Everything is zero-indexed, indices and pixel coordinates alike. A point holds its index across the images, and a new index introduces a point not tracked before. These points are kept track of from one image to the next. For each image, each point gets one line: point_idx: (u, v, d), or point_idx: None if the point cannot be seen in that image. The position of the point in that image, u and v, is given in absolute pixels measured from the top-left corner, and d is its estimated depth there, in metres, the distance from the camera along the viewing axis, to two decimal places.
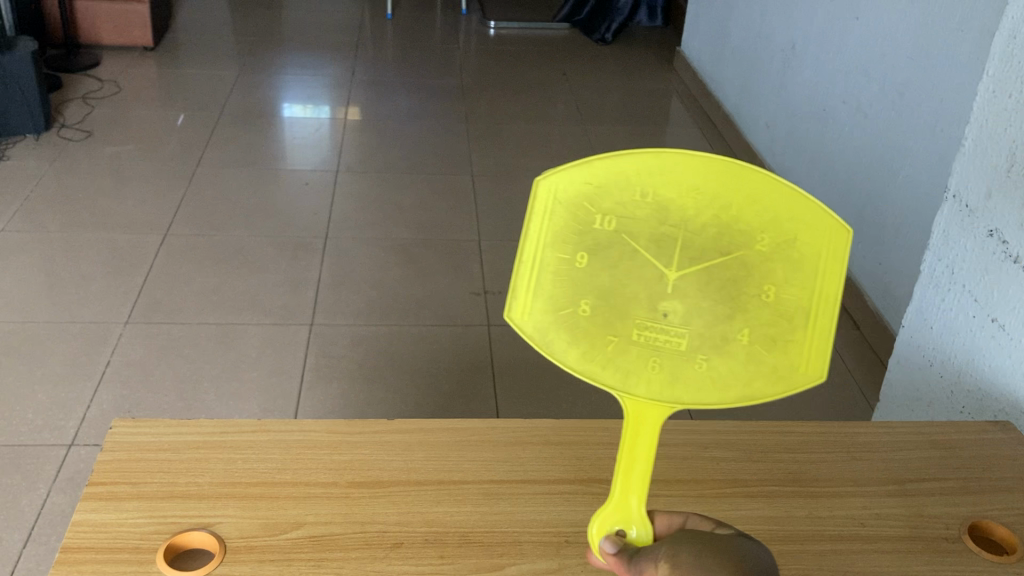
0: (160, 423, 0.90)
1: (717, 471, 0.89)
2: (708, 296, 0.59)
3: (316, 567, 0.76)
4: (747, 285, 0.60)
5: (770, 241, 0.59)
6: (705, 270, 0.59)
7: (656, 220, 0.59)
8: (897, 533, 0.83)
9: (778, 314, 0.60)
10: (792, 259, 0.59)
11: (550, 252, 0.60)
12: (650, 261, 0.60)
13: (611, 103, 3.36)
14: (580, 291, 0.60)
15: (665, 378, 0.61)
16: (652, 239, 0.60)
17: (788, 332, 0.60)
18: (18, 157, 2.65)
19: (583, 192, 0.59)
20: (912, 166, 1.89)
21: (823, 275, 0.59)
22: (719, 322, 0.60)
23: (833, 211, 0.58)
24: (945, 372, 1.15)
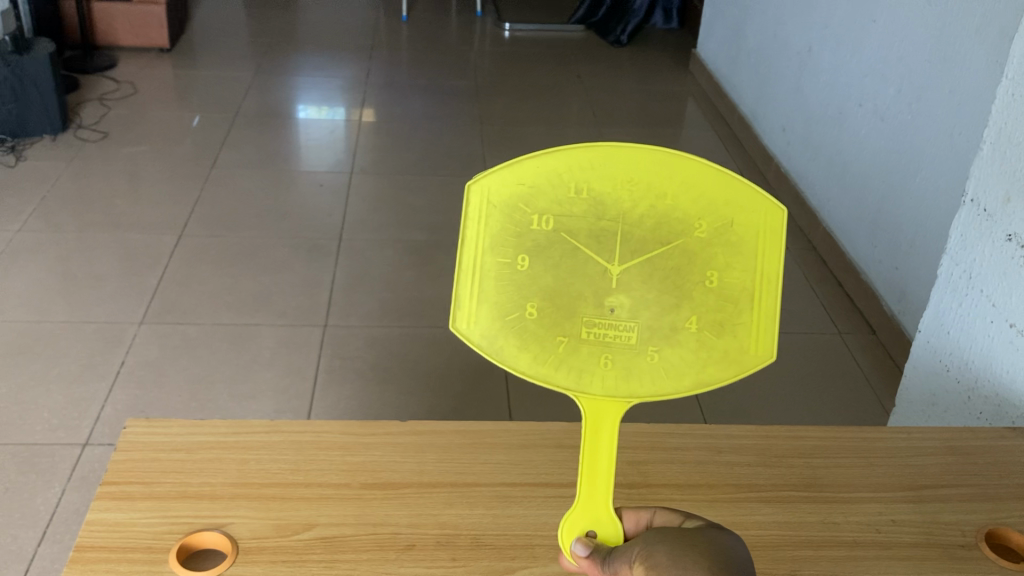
0: (174, 424, 0.91)
1: (731, 475, 0.88)
2: (653, 288, 0.65)
3: (328, 568, 0.76)
4: (690, 273, 0.65)
5: (707, 227, 0.65)
6: (647, 261, 0.65)
7: (594, 216, 0.65)
8: (914, 540, 0.82)
9: (722, 298, 0.65)
10: (730, 243, 0.65)
11: (490, 257, 0.65)
12: (592, 258, 0.65)
13: (626, 106, 3.36)
14: (526, 294, 0.66)
15: (620, 372, 0.66)
16: (591, 235, 0.65)
17: (734, 316, 0.66)
18: (35, 157, 2.67)
19: (517, 195, 0.65)
20: (929, 169, 1.88)
21: (762, 254, 0.65)
22: (666, 312, 0.65)
23: (762, 191, 0.65)
24: (963, 377, 1.14)
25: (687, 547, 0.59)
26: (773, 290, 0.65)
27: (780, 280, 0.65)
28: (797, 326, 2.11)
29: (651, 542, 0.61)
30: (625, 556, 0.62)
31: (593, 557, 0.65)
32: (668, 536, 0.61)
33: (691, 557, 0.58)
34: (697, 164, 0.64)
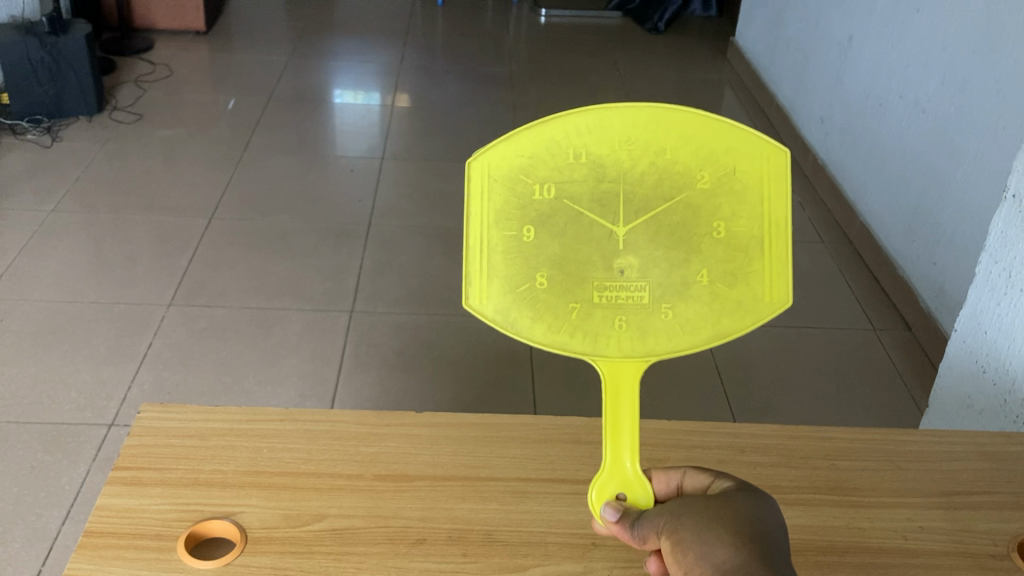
0: (188, 409, 0.90)
1: (754, 475, 0.86)
2: (661, 246, 0.63)
3: (336, 561, 0.75)
4: (696, 226, 0.63)
5: (710, 176, 0.63)
6: (653, 219, 0.63)
7: (597, 180, 0.63)
8: (942, 548, 0.79)
9: (732, 248, 0.63)
10: (734, 192, 0.63)
11: (497, 230, 0.63)
12: (597, 221, 0.63)
13: (662, 94, 3.31)
14: (534, 263, 0.63)
15: (635, 334, 0.63)
16: (594, 199, 0.63)
17: (745, 264, 0.63)
18: (70, 138, 2.69)
19: (517, 166, 0.63)
20: (970, 164, 1.82)
21: (768, 198, 0.63)
22: (677, 268, 0.63)
23: (761, 136, 0.63)
24: (999, 380, 1.10)
25: (713, 521, 0.58)
26: (782, 233, 0.63)
27: (789, 222, 0.63)
28: (830, 321, 2.07)
29: (677, 513, 0.60)
30: (652, 522, 0.61)
31: (623, 521, 0.63)
32: (695, 505, 0.60)
33: (717, 532, 0.57)
34: (691, 115, 0.62)
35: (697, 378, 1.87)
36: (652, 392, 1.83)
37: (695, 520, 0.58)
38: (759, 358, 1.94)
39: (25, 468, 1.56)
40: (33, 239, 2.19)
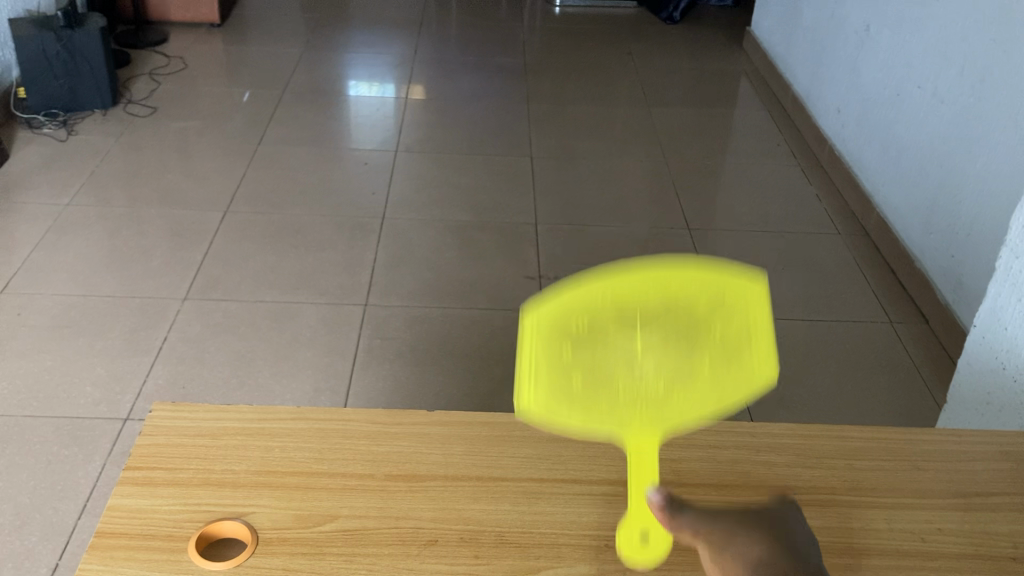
0: (200, 408, 0.90)
1: (771, 477, 0.85)
2: (675, 356, 0.61)
3: (348, 562, 0.75)
4: (703, 332, 0.60)
5: (709, 303, 0.60)
6: (665, 338, 0.61)
7: (615, 311, 0.60)
8: (961, 549, 0.78)
9: (732, 346, 0.60)
10: (730, 308, 0.60)
11: (535, 361, 0.61)
12: (616, 343, 0.61)
13: (678, 84, 3.28)
14: (567, 375, 0.61)
15: (661, 420, 0.61)
16: (614, 327, 0.60)
17: (744, 356, 0.60)
18: (86, 132, 2.70)
19: (543, 316, 0.61)
20: (990, 155, 1.80)
21: (755, 309, 0.60)
22: (689, 371, 0.61)
23: (744, 265, 0.61)
24: (1019, 376, 1.09)
25: (742, 523, 0.59)
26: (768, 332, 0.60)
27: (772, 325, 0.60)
28: (847, 314, 2.05)
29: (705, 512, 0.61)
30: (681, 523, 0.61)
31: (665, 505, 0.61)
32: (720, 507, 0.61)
33: (750, 533, 0.59)
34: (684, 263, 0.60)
35: None
36: None
37: (724, 519, 0.60)
38: (775, 351, 1.92)
39: (41, 461, 1.57)
40: (49, 232, 2.20)
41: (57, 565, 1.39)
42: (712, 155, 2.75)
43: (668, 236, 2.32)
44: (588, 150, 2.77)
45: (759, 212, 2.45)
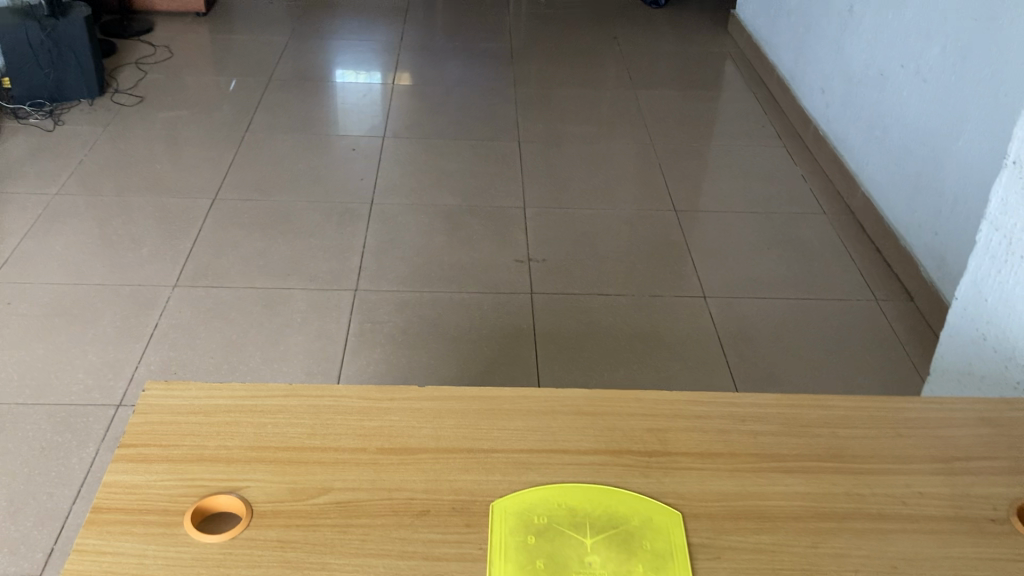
0: (193, 386, 0.91)
1: (755, 445, 0.86)
2: (614, 554, 0.76)
3: (341, 533, 0.76)
4: (636, 541, 0.77)
5: (640, 519, 0.78)
6: (607, 537, 0.77)
7: (568, 520, 0.78)
8: (942, 513, 0.80)
9: (656, 552, 0.76)
10: (655, 528, 0.77)
11: (509, 535, 0.76)
12: (571, 537, 0.77)
13: (664, 68, 3.29)
14: (531, 557, 0.75)
15: None
16: (570, 525, 0.78)
17: (665, 561, 0.75)
18: (73, 121, 2.69)
19: (521, 506, 0.79)
20: (972, 132, 1.81)
21: (672, 531, 0.77)
22: (624, 563, 0.75)
23: (667, 504, 0.80)
24: (1000, 347, 1.11)
25: None
26: (684, 543, 0.76)
27: (687, 536, 0.77)
28: (833, 293, 2.07)
29: None
30: None
31: None
32: None
33: None
34: (626, 491, 0.81)
35: (699, 350, 1.87)
36: (654, 364, 1.83)
37: None
38: (762, 330, 1.94)
39: (35, 448, 1.58)
40: (37, 222, 2.20)
41: (53, 550, 1.40)
42: (699, 137, 2.77)
43: (656, 218, 2.34)
44: (576, 133, 2.78)
45: (747, 194, 2.46)
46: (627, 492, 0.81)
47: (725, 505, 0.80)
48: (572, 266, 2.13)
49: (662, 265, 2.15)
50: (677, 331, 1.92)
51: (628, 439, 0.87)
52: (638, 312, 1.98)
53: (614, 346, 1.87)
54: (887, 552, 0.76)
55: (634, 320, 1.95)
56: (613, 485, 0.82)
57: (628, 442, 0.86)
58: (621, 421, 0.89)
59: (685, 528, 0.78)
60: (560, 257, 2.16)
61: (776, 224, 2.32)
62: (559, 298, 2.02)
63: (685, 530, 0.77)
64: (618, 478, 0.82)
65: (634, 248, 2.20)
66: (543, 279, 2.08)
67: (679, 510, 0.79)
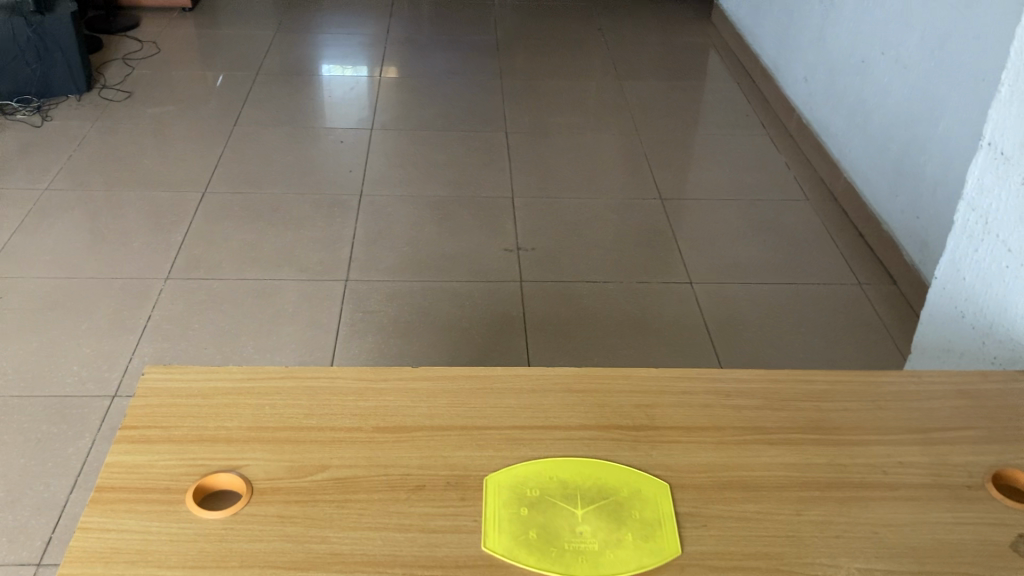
0: (191, 370, 0.93)
1: (740, 418, 0.89)
2: (605, 524, 0.78)
3: (340, 507, 0.78)
4: (625, 512, 0.79)
5: (628, 491, 0.81)
6: (597, 508, 0.80)
7: (560, 493, 0.81)
8: (920, 480, 0.83)
9: (645, 521, 0.78)
10: (643, 499, 0.80)
11: (502, 508, 0.79)
12: (562, 508, 0.79)
13: (648, 58, 3.32)
14: (524, 527, 0.77)
15: (592, 565, 0.74)
16: (561, 497, 0.80)
17: (654, 528, 0.77)
18: (61, 117, 2.70)
19: (514, 480, 0.82)
20: (952, 117, 1.84)
21: (660, 501, 0.80)
22: (614, 532, 0.77)
23: (654, 475, 0.82)
24: (977, 324, 1.14)
25: None
26: (672, 512, 0.79)
27: (675, 506, 0.79)
28: (817, 277, 2.10)
29: None
30: None
31: None
32: None
33: None
34: (615, 464, 0.84)
35: (686, 334, 1.90)
36: (643, 350, 1.86)
37: None
38: (748, 314, 1.97)
39: (31, 440, 1.59)
40: (28, 217, 2.20)
41: (52, 539, 1.42)
42: (685, 126, 2.79)
43: (643, 206, 2.36)
44: (562, 123, 2.80)
45: (732, 182, 2.49)
46: (615, 465, 0.84)
47: (712, 476, 0.83)
48: (560, 254, 2.16)
49: (650, 252, 2.17)
50: (665, 317, 1.95)
51: (616, 415, 0.89)
52: (627, 299, 2.00)
53: (603, 332, 1.90)
54: (868, 518, 0.79)
55: (622, 307, 1.98)
56: (601, 459, 0.84)
57: (617, 418, 0.89)
58: (610, 398, 0.91)
59: (673, 498, 0.80)
60: (548, 246, 2.18)
61: (761, 211, 2.35)
62: (547, 286, 2.04)
63: (673, 500, 0.80)
64: (608, 452, 0.85)
65: (622, 236, 2.23)
66: (532, 268, 2.10)
67: (667, 482, 0.82)
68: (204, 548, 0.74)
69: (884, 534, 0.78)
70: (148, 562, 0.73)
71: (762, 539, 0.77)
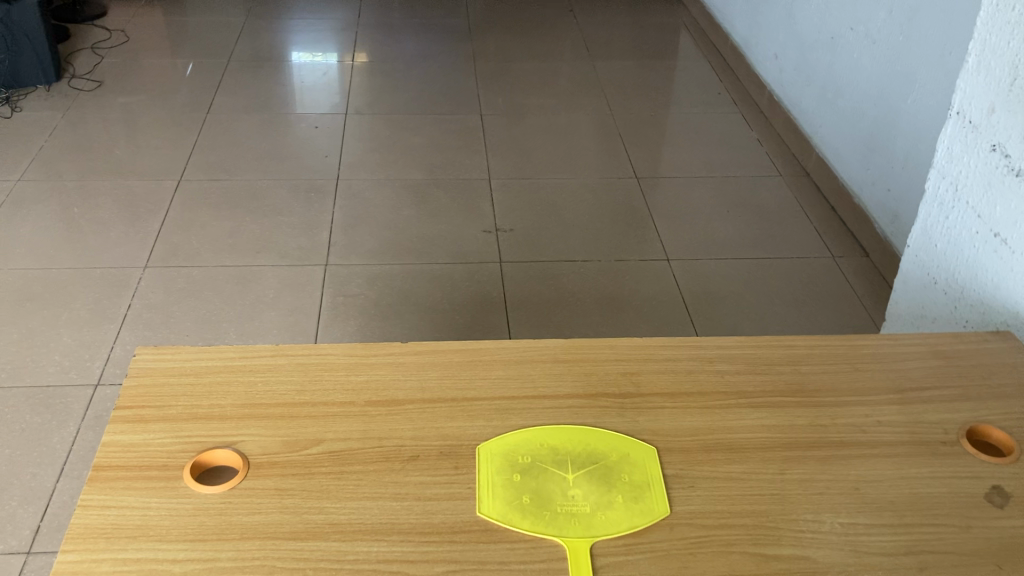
0: (182, 350, 0.94)
1: (724, 383, 0.92)
2: (595, 487, 0.80)
3: (336, 479, 0.80)
4: (614, 475, 0.81)
5: (617, 455, 0.83)
6: (587, 472, 0.82)
7: (551, 458, 0.83)
8: (899, 438, 0.86)
9: (634, 483, 0.80)
10: (630, 462, 0.82)
11: (496, 474, 0.81)
12: (554, 473, 0.82)
13: (620, 38, 3.33)
14: (518, 492, 0.79)
15: (584, 526, 0.77)
16: (553, 462, 0.83)
17: (643, 490, 0.80)
18: (31, 108, 2.68)
19: (506, 446, 0.84)
20: (921, 91, 1.88)
21: (647, 464, 0.82)
22: (604, 495, 0.80)
23: (641, 440, 0.85)
24: (949, 289, 1.17)
25: None
26: (660, 475, 0.81)
27: (662, 469, 0.82)
28: (791, 251, 2.13)
29: None
30: None
31: None
32: None
33: None
34: (603, 430, 0.86)
35: (664, 310, 1.93)
36: (623, 327, 1.88)
37: None
38: (725, 289, 2.00)
39: (15, 430, 1.59)
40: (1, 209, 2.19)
41: (40, 527, 1.42)
42: (658, 106, 2.82)
43: (618, 185, 2.38)
44: (536, 104, 2.81)
45: (705, 159, 2.52)
46: (603, 430, 0.86)
47: (697, 439, 0.85)
48: (538, 234, 2.18)
49: (627, 230, 2.20)
50: (644, 294, 1.98)
51: (603, 383, 0.91)
52: (606, 277, 2.03)
53: (583, 309, 1.92)
54: (850, 475, 0.82)
55: (601, 284, 2.00)
56: (590, 424, 0.86)
57: (604, 386, 0.91)
58: (596, 367, 0.93)
59: (660, 461, 0.83)
60: (527, 227, 2.20)
61: (735, 187, 2.38)
62: (526, 266, 2.06)
63: (660, 463, 0.82)
64: (596, 419, 0.87)
65: (598, 215, 2.25)
66: (511, 248, 2.12)
67: (654, 446, 0.84)
68: (204, 522, 0.76)
69: (865, 490, 0.80)
70: (149, 536, 0.74)
71: (747, 498, 0.79)
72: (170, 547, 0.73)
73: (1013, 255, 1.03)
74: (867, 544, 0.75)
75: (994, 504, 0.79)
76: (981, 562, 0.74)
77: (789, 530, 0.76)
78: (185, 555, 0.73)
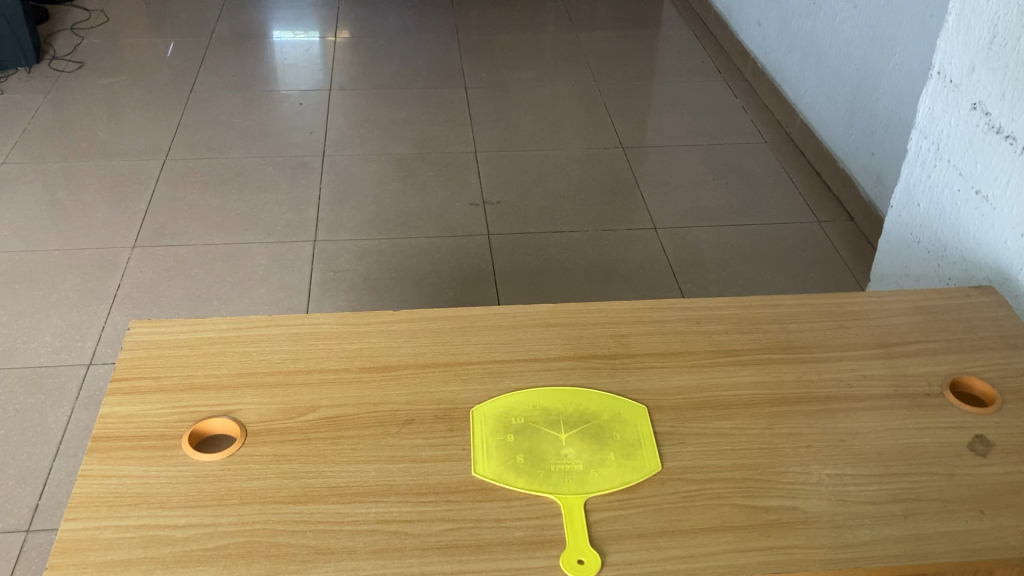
0: (176, 323, 0.95)
1: (711, 343, 0.93)
2: (587, 446, 0.82)
3: (333, 444, 0.81)
4: (605, 433, 0.83)
5: (607, 415, 0.85)
6: (579, 432, 0.83)
7: (544, 418, 0.84)
8: (884, 391, 0.88)
9: (626, 441, 0.82)
10: (622, 422, 0.84)
11: (490, 436, 0.82)
12: (547, 432, 0.83)
13: (602, 8, 3.32)
14: (512, 452, 0.81)
15: (579, 483, 0.78)
16: (546, 422, 0.84)
17: (634, 448, 0.81)
18: (12, 91, 2.66)
19: (499, 408, 0.85)
20: (902, 55, 1.89)
21: (638, 423, 0.84)
22: (597, 454, 0.81)
23: (631, 399, 0.86)
24: (932, 247, 1.19)
25: None
26: (650, 433, 0.83)
27: (653, 427, 0.83)
28: (777, 217, 2.15)
29: None
30: None
31: None
32: None
33: None
34: (593, 391, 0.87)
35: (652, 278, 1.94)
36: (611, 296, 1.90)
37: None
38: (711, 256, 2.01)
39: (9, 411, 1.59)
40: None
41: (38, 505, 1.43)
42: (642, 75, 2.82)
43: (604, 155, 2.39)
44: (520, 76, 2.80)
45: (690, 127, 2.52)
46: (592, 391, 0.87)
47: (687, 398, 0.86)
48: (525, 206, 2.18)
49: (614, 200, 2.21)
50: (632, 262, 1.99)
51: (593, 345, 0.93)
52: (594, 246, 2.04)
53: (571, 279, 1.94)
54: (837, 427, 0.84)
55: (589, 254, 2.01)
56: (581, 386, 0.88)
57: (593, 348, 0.92)
58: (585, 330, 0.95)
59: (651, 419, 0.84)
60: (514, 199, 2.21)
61: (720, 155, 2.39)
62: (515, 238, 2.07)
63: (650, 422, 0.83)
64: (587, 380, 0.89)
65: (585, 186, 2.26)
66: (499, 220, 2.13)
67: (645, 405, 0.86)
68: (203, 488, 0.77)
69: (851, 442, 0.82)
70: (150, 504, 0.75)
71: (736, 453, 0.81)
72: (171, 513, 0.74)
73: (994, 211, 1.05)
74: (854, 494, 0.77)
75: (977, 452, 0.81)
76: (964, 507, 0.76)
77: (777, 482, 0.78)
78: (186, 521, 0.74)
